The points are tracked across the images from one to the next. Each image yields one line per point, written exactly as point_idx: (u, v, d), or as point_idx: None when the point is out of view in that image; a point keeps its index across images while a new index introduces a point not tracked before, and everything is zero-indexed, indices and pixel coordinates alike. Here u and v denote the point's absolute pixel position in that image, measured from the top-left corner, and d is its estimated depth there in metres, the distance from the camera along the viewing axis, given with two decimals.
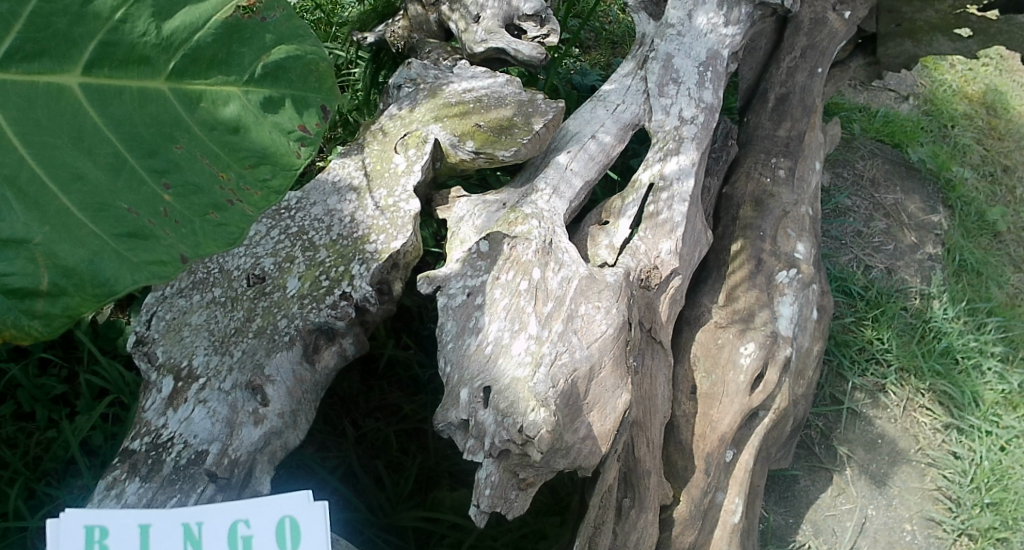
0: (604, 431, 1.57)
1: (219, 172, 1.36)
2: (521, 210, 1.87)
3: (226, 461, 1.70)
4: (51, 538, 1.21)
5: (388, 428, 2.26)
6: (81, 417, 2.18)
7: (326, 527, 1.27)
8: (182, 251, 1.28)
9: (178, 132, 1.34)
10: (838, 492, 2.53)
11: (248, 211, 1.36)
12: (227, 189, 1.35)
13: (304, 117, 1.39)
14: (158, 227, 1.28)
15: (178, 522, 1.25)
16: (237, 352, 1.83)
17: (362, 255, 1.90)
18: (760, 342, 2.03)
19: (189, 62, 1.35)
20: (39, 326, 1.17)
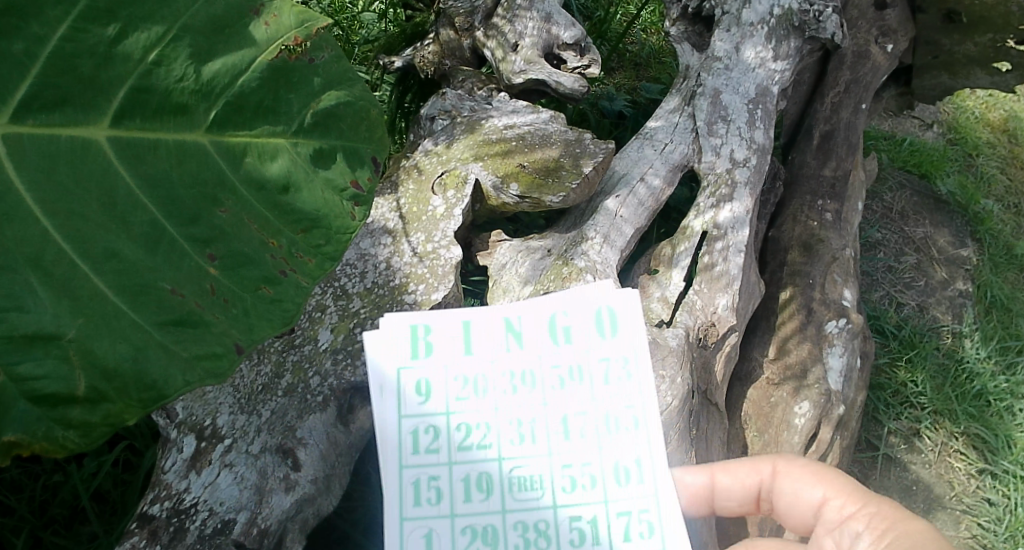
0: None
1: (269, 238, 1.21)
2: (574, 263, 1.76)
3: (255, 531, 1.57)
4: (386, 337, 1.41)
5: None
6: (91, 463, 2.02)
7: (638, 310, 1.45)
8: (236, 340, 1.15)
9: (222, 193, 1.19)
10: None
11: (303, 282, 1.22)
12: (279, 257, 1.21)
13: (356, 172, 1.27)
14: (206, 311, 1.15)
15: (501, 317, 1.44)
16: (265, 412, 1.69)
17: (400, 306, 1.77)
18: (815, 401, 1.94)
19: (230, 111, 1.20)
20: (76, 438, 1.05)
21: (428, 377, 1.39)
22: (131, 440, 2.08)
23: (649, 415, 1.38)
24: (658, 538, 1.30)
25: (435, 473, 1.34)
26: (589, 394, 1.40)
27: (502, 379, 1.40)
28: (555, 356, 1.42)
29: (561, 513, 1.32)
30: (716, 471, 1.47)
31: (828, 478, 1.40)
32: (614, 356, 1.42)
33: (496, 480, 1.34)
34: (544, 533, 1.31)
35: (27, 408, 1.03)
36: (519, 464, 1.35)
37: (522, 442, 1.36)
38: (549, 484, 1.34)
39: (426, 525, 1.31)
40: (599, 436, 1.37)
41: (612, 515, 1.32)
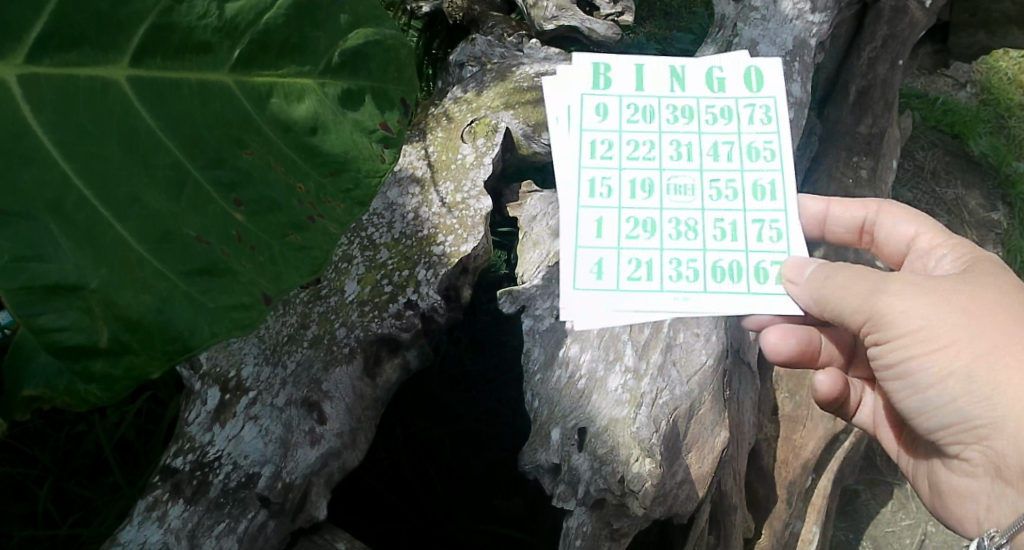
0: (702, 473, 1.46)
1: (296, 182, 1.12)
2: None
3: (280, 485, 1.54)
4: (572, 67, 1.50)
5: (440, 430, 1.94)
6: (113, 414, 2.00)
7: (782, 75, 1.51)
8: (264, 289, 1.06)
9: (247, 134, 1.09)
10: (898, 507, 2.39)
11: (332, 229, 1.12)
12: (307, 203, 1.12)
13: (385, 115, 1.17)
14: (232, 258, 1.05)
15: (666, 65, 1.50)
16: (291, 364, 1.66)
17: (429, 258, 1.73)
18: None
19: (256, 49, 1.10)
20: (98, 392, 0.97)
21: (606, 102, 1.47)
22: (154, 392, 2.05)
23: (786, 149, 1.43)
24: (786, 243, 1.35)
25: (606, 175, 1.41)
26: (739, 129, 1.45)
27: (665, 111, 1.46)
28: (711, 99, 1.48)
29: (707, 215, 1.37)
30: (831, 202, 1.51)
31: (924, 217, 1.48)
32: (758, 104, 1.48)
33: (657, 184, 1.40)
34: (692, 229, 1.36)
35: (47, 361, 0.96)
36: (676, 175, 1.41)
37: (680, 159, 1.42)
38: (699, 193, 1.39)
39: (597, 213, 1.38)
40: (743, 161, 1.42)
41: (749, 222, 1.37)
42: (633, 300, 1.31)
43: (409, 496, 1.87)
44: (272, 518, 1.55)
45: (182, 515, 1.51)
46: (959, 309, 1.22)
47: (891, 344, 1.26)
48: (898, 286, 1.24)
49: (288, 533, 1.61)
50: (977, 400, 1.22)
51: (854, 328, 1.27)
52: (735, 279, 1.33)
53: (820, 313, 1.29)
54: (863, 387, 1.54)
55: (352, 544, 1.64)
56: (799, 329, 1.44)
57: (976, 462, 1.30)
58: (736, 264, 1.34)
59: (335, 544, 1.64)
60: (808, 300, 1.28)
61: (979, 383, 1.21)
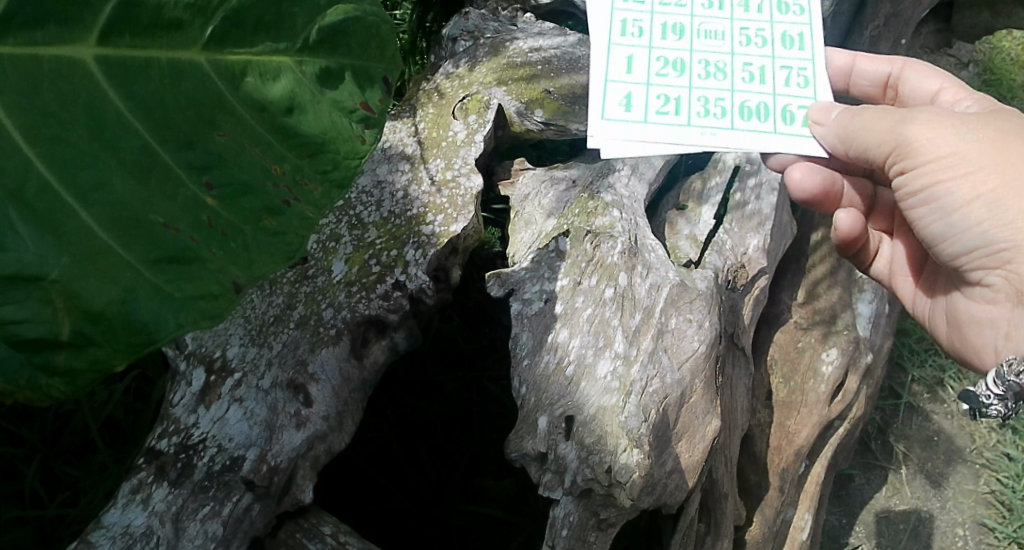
0: (692, 462, 1.45)
1: (271, 164, 1.08)
2: (600, 197, 1.65)
3: (265, 468, 1.52)
4: None
5: (430, 409, 1.90)
6: (101, 392, 1.98)
7: None
8: (235, 277, 1.03)
9: (220, 115, 1.05)
10: (892, 492, 2.38)
11: (309, 213, 1.08)
12: (282, 187, 1.08)
13: (367, 93, 1.14)
14: (202, 246, 1.03)
15: None
16: (277, 345, 1.63)
17: (417, 238, 1.69)
18: (844, 348, 1.89)
19: (230, 27, 1.05)
20: (62, 386, 0.94)
21: None
22: (143, 370, 2.03)
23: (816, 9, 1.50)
24: (813, 89, 1.41)
25: (638, 17, 1.47)
26: None
27: None
28: None
29: (736, 59, 1.44)
30: (859, 57, 1.53)
31: (949, 76, 1.49)
32: None
33: (688, 30, 1.47)
34: (722, 70, 1.42)
35: (5, 354, 0.92)
36: (708, 22, 1.48)
37: (712, 9, 1.49)
38: (729, 39, 1.46)
39: (630, 49, 1.43)
40: (772, 17, 1.49)
41: (778, 68, 1.43)
42: (665, 127, 1.35)
43: (398, 477, 1.84)
44: (257, 502, 1.52)
45: (166, 499, 1.49)
46: (983, 137, 1.22)
47: (916, 173, 1.25)
48: (924, 115, 1.24)
49: (274, 516, 1.59)
50: (1005, 219, 1.22)
51: (879, 163, 1.28)
52: (762, 118, 1.37)
53: (847, 153, 1.31)
54: (881, 238, 1.57)
55: (339, 528, 1.61)
56: (823, 168, 1.46)
57: (997, 288, 1.29)
58: (762, 105, 1.38)
59: (321, 528, 1.61)
60: (835, 140, 1.31)
61: (1004, 205, 1.21)
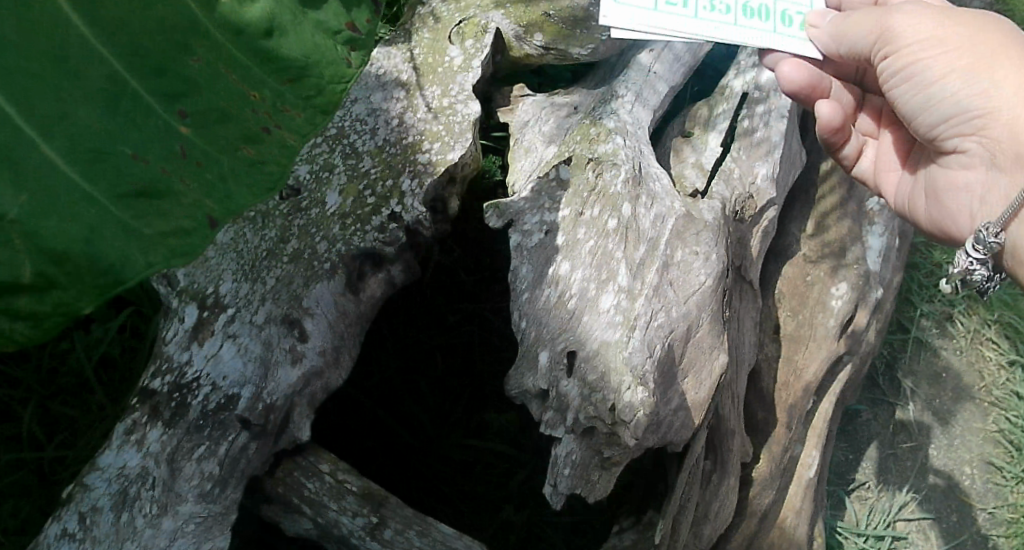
0: (698, 400, 1.43)
1: (250, 91, 0.93)
2: (603, 123, 1.58)
3: (261, 406, 1.48)
4: None
5: (432, 341, 1.87)
6: (97, 330, 1.91)
7: None
8: (210, 211, 0.89)
9: (192, 37, 0.89)
10: (899, 428, 2.34)
11: (291, 142, 0.95)
12: (261, 113, 0.94)
13: (352, 13, 0.98)
14: (171, 176, 0.88)
15: None
16: (270, 280, 1.57)
17: (414, 167, 1.63)
18: (853, 283, 1.84)
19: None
20: (27, 331, 0.80)
21: None
22: (138, 307, 1.95)
23: None
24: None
25: None
26: None
27: None
28: None
29: None
30: None
31: None
32: None
33: None
34: None
35: None
36: None
37: None
38: None
39: None
40: None
41: None
42: (661, 17, 1.26)
43: (400, 410, 1.82)
44: (254, 441, 1.48)
45: (161, 439, 1.45)
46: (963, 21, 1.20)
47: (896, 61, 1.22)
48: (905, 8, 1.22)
49: (271, 455, 1.53)
50: (983, 95, 1.18)
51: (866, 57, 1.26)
52: (762, 20, 1.31)
53: (838, 50, 1.29)
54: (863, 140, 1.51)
55: (336, 466, 1.56)
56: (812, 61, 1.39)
57: (980, 170, 1.25)
58: (763, 5, 1.31)
59: (319, 466, 1.56)
60: (828, 40, 1.29)
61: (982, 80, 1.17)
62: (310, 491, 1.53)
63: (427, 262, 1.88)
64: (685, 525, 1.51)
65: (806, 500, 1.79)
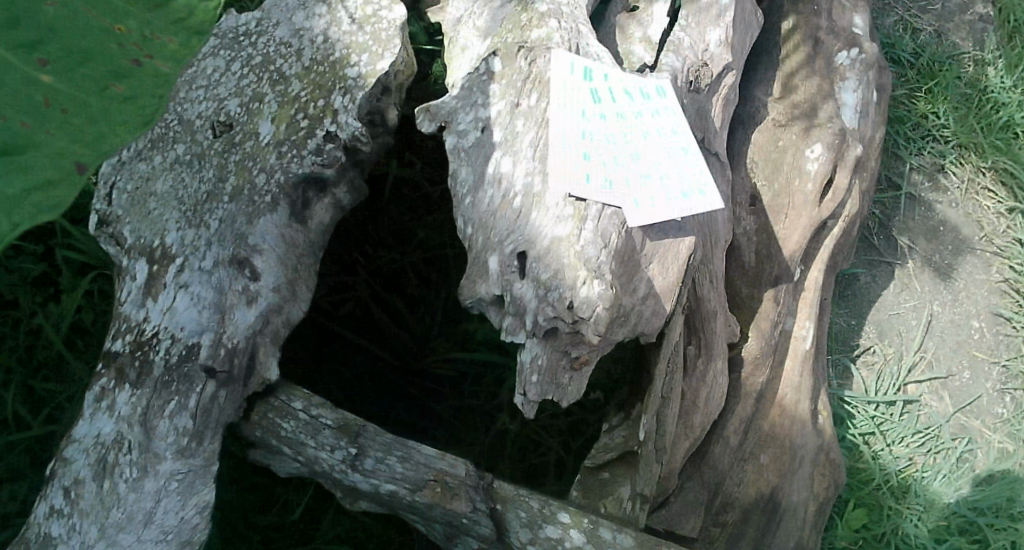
0: (666, 286, 1.35)
1: (105, 13, 0.70)
2: (534, 9, 1.48)
3: (223, 352, 1.39)
4: None
5: (404, 260, 1.85)
6: (66, 300, 1.82)
7: None
8: (76, 157, 0.65)
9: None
10: (901, 289, 2.26)
11: (166, 69, 0.71)
12: (130, 42, 0.71)
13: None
14: (34, 129, 0.65)
15: None
16: (213, 222, 1.47)
17: (343, 83, 1.52)
18: (829, 143, 1.72)
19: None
20: None
21: None
22: (103, 270, 1.86)
23: None
24: None
25: None
26: None
27: None
28: None
29: None
30: None
31: None
32: None
33: None
34: None
35: None
36: None
37: None
38: None
39: None
40: None
41: None
42: None
43: (380, 332, 1.79)
44: (223, 389, 1.40)
45: (130, 401, 1.38)
46: None
47: None
48: None
49: (243, 400, 1.47)
50: None
51: None
52: None
53: None
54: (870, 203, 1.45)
55: (311, 401, 1.50)
56: None
57: None
58: None
59: (292, 405, 1.49)
60: None
61: None
62: (287, 431, 1.47)
63: (384, 175, 1.86)
64: (672, 417, 1.46)
65: (805, 372, 1.72)
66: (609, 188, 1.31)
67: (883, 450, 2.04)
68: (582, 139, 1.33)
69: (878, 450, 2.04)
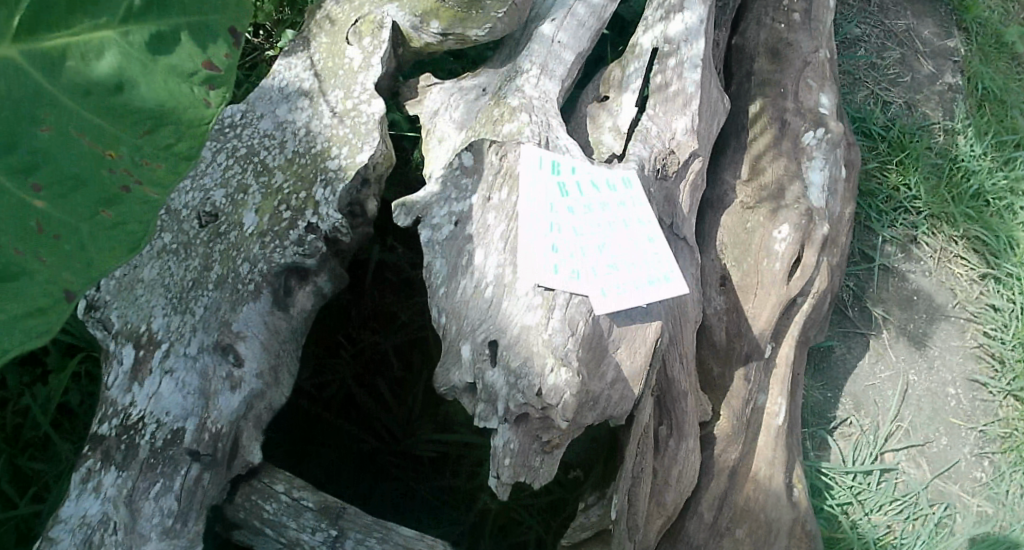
0: (635, 370, 1.37)
1: (105, 150, 0.88)
2: (507, 103, 1.61)
3: (207, 437, 1.43)
4: None
5: (386, 343, 1.94)
6: (52, 382, 1.86)
7: None
8: (65, 285, 0.85)
9: (39, 107, 0.86)
10: (876, 359, 2.31)
11: (154, 196, 0.89)
12: (121, 171, 0.89)
13: (209, 50, 0.91)
14: (26, 257, 0.84)
15: None
16: (199, 310, 1.53)
17: (325, 175, 1.62)
18: (795, 223, 1.80)
19: (39, 9, 0.86)
20: None
21: None
22: (89, 351, 1.90)
23: None
24: None
25: None
26: None
27: None
28: None
29: None
30: None
31: None
32: None
33: None
34: None
35: None
36: None
37: None
38: None
39: None
40: None
41: None
42: None
43: (362, 414, 1.87)
44: (207, 471, 1.43)
45: (116, 482, 1.39)
46: None
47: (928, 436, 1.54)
48: None
49: (227, 482, 1.50)
50: None
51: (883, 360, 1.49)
52: None
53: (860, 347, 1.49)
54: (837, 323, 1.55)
55: (292, 484, 1.54)
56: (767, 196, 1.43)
57: None
58: None
59: (274, 487, 1.53)
60: None
61: None
62: (270, 512, 1.51)
63: (367, 259, 1.95)
64: (643, 496, 1.51)
65: (777, 450, 1.76)
66: (575, 276, 1.36)
67: (863, 518, 2.07)
68: (550, 231, 1.40)
69: (857, 519, 2.07)
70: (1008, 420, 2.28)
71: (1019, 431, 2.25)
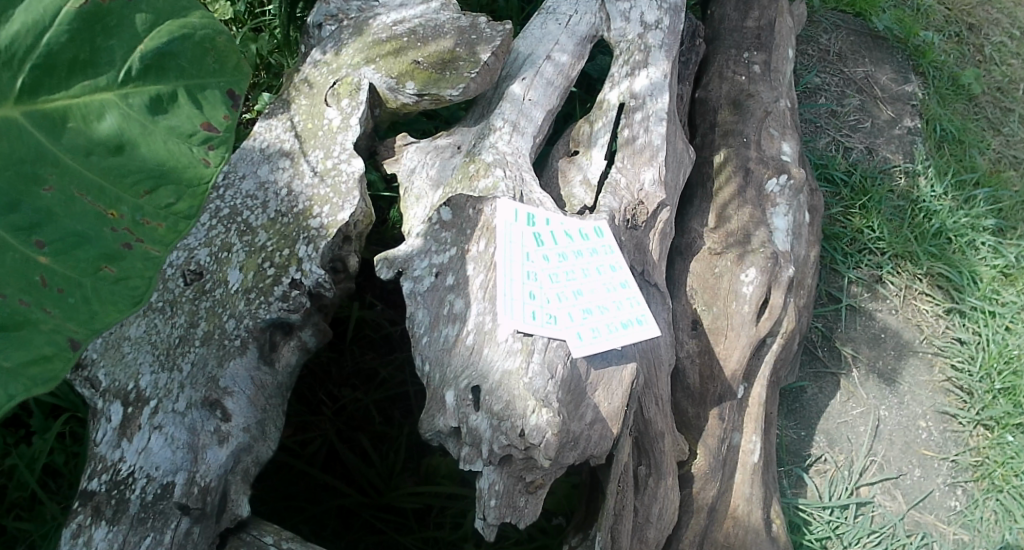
0: (613, 410, 1.43)
1: (107, 209, 0.97)
2: (481, 159, 1.70)
3: (196, 490, 1.45)
4: None
5: (367, 399, 2.01)
6: (37, 442, 1.88)
7: None
8: (70, 334, 0.91)
9: (43, 168, 0.94)
10: (848, 396, 2.38)
11: (154, 253, 0.98)
12: (122, 229, 0.97)
13: (207, 112, 1.01)
14: (33, 308, 0.90)
15: None
16: (185, 365, 1.57)
17: (307, 233, 1.68)
18: (761, 266, 1.87)
19: (42, 75, 0.95)
20: None
21: None
22: (74, 411, 1.93)
23: None
24: None
25: None
26: None
27: None
28: None
29: None
30: None
31: None
32: None
33: None
34: None
35: None
36: None
37: None
38: None
39: None
40: None
41: None
42: None
43: (345, 466, 1.91)
44: (196, 525, 1.45)
45: (106, 537, 1.40)
46: None
47: None
48: None
49: (216, 536, 1.51)
50: None
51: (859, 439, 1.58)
52: None
53: None
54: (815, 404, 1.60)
55: (280, 535, 1.54)
56: None
57: None
58: None
59: (263, 539, 1.53)
60: None
61: None
62: None
63: (348, 318, 2.05)
64: (625, 534, 1.56)
65: (755, 487, 1.81)
66: (552, 321, 1.42)
67: None
68: (527, 280, 1.45)
69: None
70: (979, 449, 2.34)
71: (991, 459, 2.32)
